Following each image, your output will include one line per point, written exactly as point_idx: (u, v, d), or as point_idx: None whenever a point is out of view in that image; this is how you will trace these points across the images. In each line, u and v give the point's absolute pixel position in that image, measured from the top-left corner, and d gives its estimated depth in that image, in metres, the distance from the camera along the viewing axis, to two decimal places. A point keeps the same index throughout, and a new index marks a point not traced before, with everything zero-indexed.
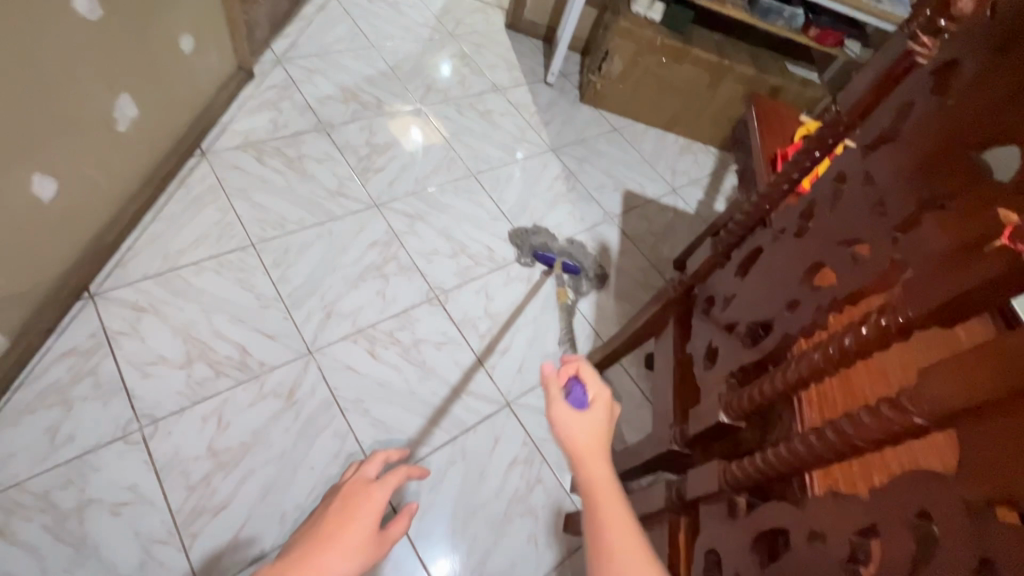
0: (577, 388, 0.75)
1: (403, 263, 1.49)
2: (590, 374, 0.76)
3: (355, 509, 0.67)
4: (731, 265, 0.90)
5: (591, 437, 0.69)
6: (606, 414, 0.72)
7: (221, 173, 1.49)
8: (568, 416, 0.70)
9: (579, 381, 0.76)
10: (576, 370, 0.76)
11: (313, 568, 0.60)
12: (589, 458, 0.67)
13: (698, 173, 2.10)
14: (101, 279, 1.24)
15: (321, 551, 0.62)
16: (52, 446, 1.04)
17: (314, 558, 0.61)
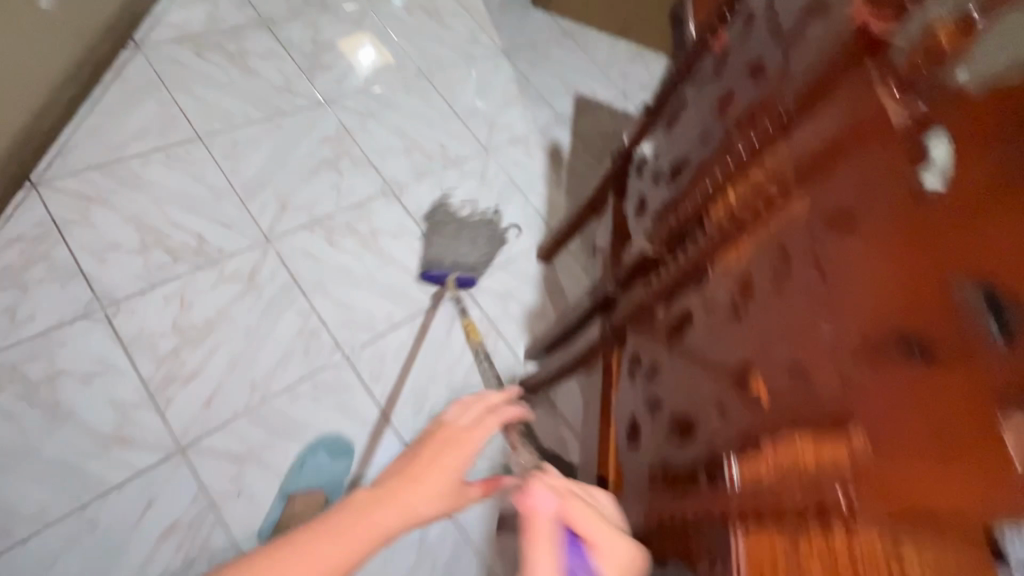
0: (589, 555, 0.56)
1: (356, 159, 1.50)
2: (584, 519, 0.57)
3: (446, 457, 0.62)
4: (662, 123, 0.97)
5: None
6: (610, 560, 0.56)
7: (159, 67, 1.44)
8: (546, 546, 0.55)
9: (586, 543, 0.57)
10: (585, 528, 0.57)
11: (399, 503, 0.56)
12: None
13: (647, 77, 2.14)
14: (42, 168, 1.22)
15: (405, 488, 0.57)
16: (14, 324, 1.06)
17: (399, 492, 0.56)
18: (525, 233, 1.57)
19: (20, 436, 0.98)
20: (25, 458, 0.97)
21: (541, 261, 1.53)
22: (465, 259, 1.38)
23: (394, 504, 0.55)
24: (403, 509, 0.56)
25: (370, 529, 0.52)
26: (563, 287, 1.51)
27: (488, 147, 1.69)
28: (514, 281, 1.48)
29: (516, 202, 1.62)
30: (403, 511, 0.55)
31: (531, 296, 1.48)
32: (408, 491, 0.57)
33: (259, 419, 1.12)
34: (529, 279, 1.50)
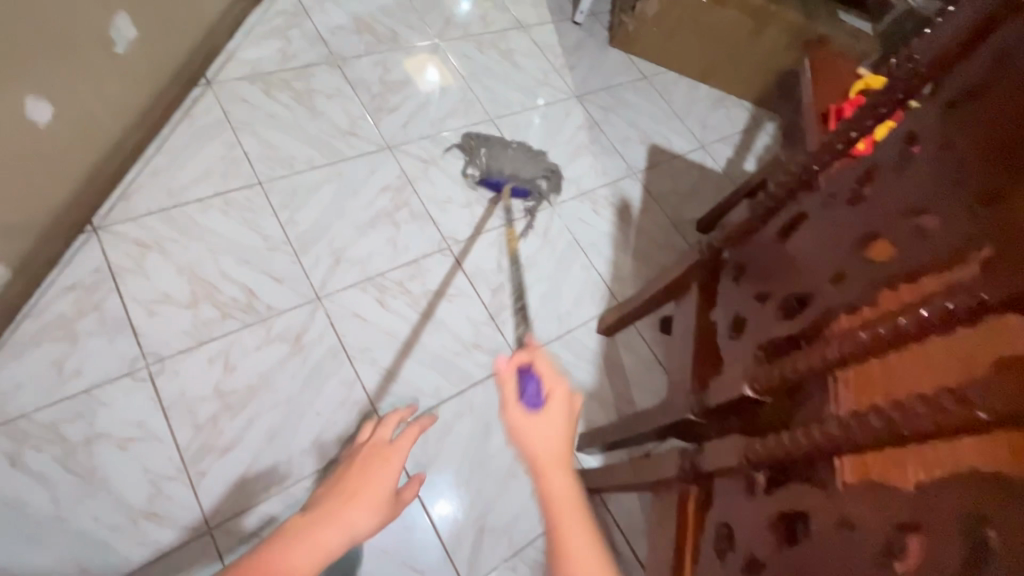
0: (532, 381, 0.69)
1: (415, 211, 1.43)
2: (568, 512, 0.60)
3: (371, 473, 0.65)
4: (771, 230, 0.83)
5: (555, 446, 0.64)
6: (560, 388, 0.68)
7: (227, 106, 1.41)
8: (565, 500, 0.61)
9: (535, 373, 0.70)
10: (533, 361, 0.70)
11: (343, 519, 0.61)
12: (551, 464, 0.63)
13: (728, 129, 1.99)
14: (102, 212, 1.19)
15: (349, 504, 0.62)
16: (60, 379, 1.03)
17: (341, 511, 0.61)
18: (586, 302, 1.45)
19: (53, 503, 0.95)
20: (55, 528, 0.94)
21: (602, 334, 1.41)
22: (524, 172, 1.54)
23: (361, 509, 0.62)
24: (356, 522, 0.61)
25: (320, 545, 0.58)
26: (625, 365, 1.39)
27: (553, 201, 1.59)
28: (571, 356, 1.36)
29: (578, 265, 1.51)
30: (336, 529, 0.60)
31: (589, 374, 1.35)
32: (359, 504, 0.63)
33: (292, 500, 1.05)
34: (587, 354, 1.38)
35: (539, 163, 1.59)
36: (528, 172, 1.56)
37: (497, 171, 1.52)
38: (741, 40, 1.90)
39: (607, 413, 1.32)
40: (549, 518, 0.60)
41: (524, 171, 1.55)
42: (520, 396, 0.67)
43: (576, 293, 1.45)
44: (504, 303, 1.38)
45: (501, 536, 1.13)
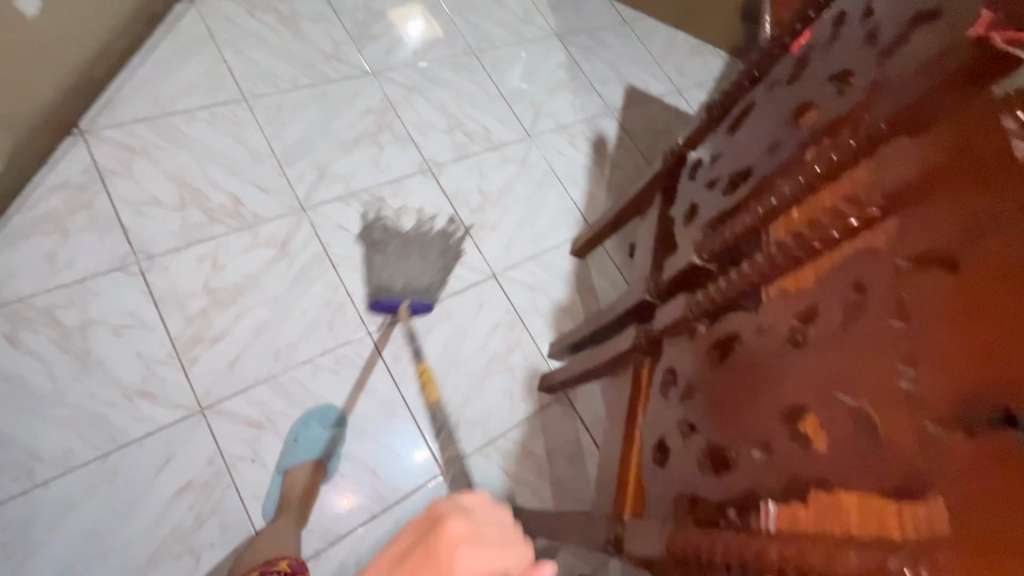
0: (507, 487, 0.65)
1: (397, 133, 1.47)
2: None
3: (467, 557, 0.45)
4: (724, 126, 0.91)
5: None
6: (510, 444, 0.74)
7: (211, 23, 1.43)
8: None
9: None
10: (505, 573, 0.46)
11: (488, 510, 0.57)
12: None
13: (703, 74, 2.06)
14: (89, 117, 1.22)
15: None
16: (53, 269, 1.07)
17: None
18: (560, 227, 1.52)
19: (51, 380, 1.00)
20: (54, 401, 1.00)
21: (575, 256, 1.49)
22: (420, 280, 1.26)
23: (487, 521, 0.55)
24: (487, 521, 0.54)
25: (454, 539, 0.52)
26: (595, 284, 1.47)
27: (531, 133, 1.64)
28: (544, 274, 1.44)
29: (554, 192, 1.57)
30: None
31: (561, 290, 1.44)
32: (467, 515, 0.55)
33: (279, 387, 1.12)
34: (560, 273, 1.46)
35: (433, 243, 1.34)
36: (426, 277, 1.28)
37: (387, 288, 1.23)
38: None
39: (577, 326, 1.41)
40: None
41: (422, 275, 1.28)
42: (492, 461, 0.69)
43: (551, 218, 1.52)
44: (482, 223, 1.45)
45: (476, 428, 1.22)
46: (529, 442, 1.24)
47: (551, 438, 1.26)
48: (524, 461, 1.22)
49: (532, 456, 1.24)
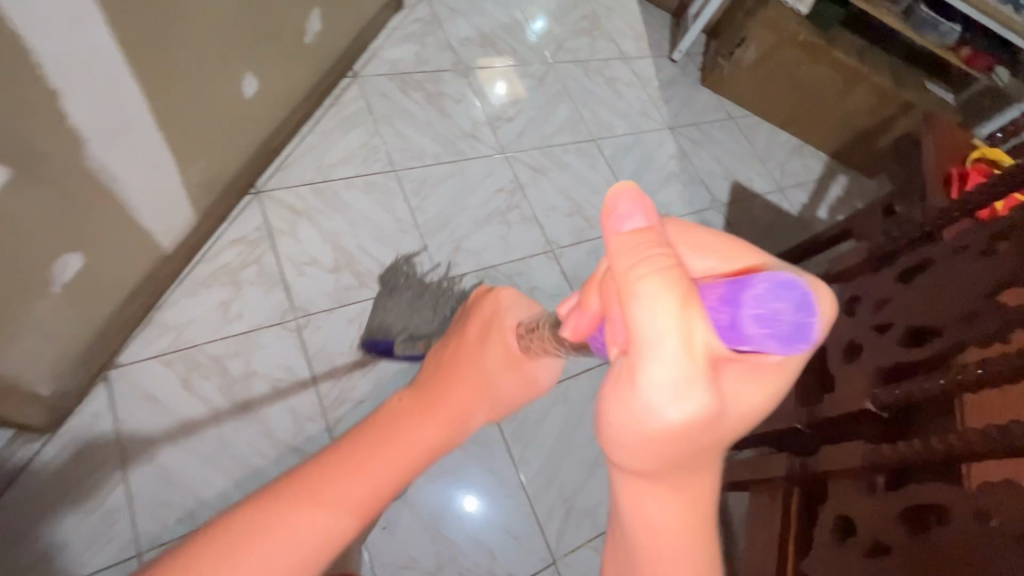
0: (761, 277, 0.39)
1: (525, 214, 1.56)
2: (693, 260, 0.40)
3: (492, 343, 0.76)
4: (889, 272, 0.94)
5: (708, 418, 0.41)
6: (832, 312, 0.39)
7: (370, 98, 1.57)
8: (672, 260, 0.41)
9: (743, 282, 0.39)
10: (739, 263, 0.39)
11: (490, 391, 0.70)
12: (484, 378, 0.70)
13: (805, 175, 2.12)
14: (265, 179, 1.34)
15: (491, 377, 0.71)
16: (224, 320, 1.16)
17: (490, 382, 0.70)
18: None
19: (216, 426, 1.08)
20: (218, 447, 1.06)
21: None
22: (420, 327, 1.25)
23: (443, 420, 0.59)
24: (410, 451, 0.53)
25: (398, 458, 0.52)
26: None
27: None
28: None
29: None
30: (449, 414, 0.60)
31: None
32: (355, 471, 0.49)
33: None
34: None
35: (449, 299, 1.30)
36: (430, 323, 1.25)
37: (385, 330, 1.23)
38: (828, 93, 2.02)
39: None
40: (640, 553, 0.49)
41: (422, 325, 1.26)
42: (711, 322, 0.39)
43: None
44: None
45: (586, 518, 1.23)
46: None
47: None
48: None
49: None
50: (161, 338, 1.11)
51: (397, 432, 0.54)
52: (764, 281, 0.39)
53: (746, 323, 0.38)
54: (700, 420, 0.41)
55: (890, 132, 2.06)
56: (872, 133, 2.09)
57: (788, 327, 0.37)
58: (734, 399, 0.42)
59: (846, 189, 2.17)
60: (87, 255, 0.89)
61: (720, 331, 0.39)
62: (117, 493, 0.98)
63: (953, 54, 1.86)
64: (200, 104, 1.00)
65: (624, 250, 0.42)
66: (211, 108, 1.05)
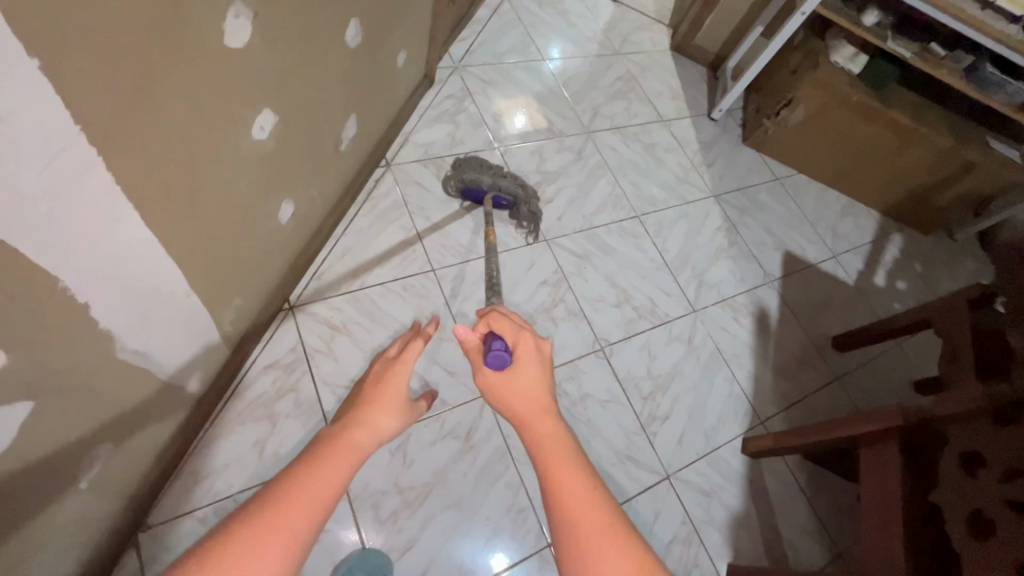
0: (501, 343, 0.73)
1: (571, 308, 1.46)
2: (495, 326, 0.76)
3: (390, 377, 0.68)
4: (1017, 433, 0.82)
5: (532, 399, 0.69)
6: (540, 353, 0.74)
7: (404, 189, 1.49)
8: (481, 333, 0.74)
9: (501, 339, 0.75)
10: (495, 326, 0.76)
11: (369, 425, 0.63)
12: (368, 412, 0.64)
13: (859, 237, 1.99)
14: (299, 292, 1.26)
15: (375, 409, 0.65)
16: (261, 461, 1.08)
17: (369, 416, 0.64)
18: (731, 417, 1.44)
19: None
20: None
21: (746, 455, 1.40)
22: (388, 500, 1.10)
23: (380, 417, 0.64)
24: (331, 475, 0.56)
25: (307, 501, 0.53)
26: (770, 492, 1.37)
27: (696, 306, 1.60)
28: (719, 476, 1.35)
29: (722, 376, 1.50)
30: (363, 426, 0.62)
31: (736, 495, 1.34)
32: (264, 541, 0.49)
33: None
34: (734, 476, 1.36)
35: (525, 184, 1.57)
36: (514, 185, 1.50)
37: (478, 181, 1.48)
38: (882, 153, 1.89)
39: (755, 544, 1.29)
40: (561, 526, 0.58)
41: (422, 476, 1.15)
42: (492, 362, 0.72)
43: (721, 408, 1.45)
44: (654, 413, 1.39)
45: None
46: None
47: None
48: None
49: None
50: (193, 489, 1.02)
51: (307, 480, 0.54)
52: (514, 333, 0.75)
53: (511, 360, 0.73)
54: (532, 408, 0.68)
55: (950, 190, 1.94)
56: (928, 191, 1.96)
57: (505, 363, 0.73)
58: (528, 389, 0.70)
59: (903, 250, 2.04)
60: (116, 439, 0.80)
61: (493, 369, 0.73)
62: None
63: (1020, 115, 1.70)
64: (235, 248, 0.92)
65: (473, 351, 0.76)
66: (247, 246, 0.96)
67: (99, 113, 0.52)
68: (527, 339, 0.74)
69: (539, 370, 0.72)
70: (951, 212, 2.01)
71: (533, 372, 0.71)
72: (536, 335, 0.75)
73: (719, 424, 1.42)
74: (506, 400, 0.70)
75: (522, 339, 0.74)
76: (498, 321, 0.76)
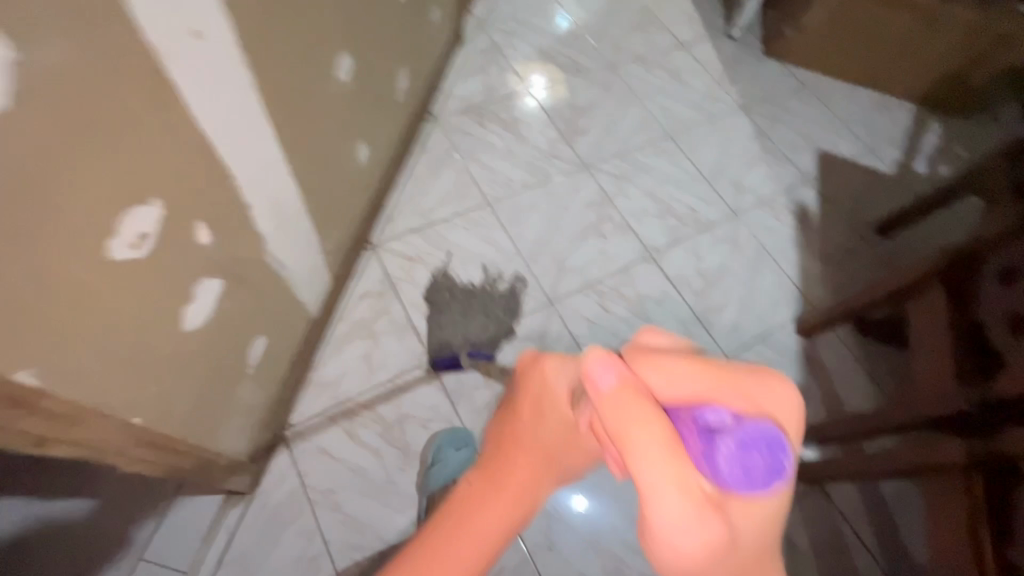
0: (727, 433, 0.42)
1: (617, 223, 1.58)
2: (677, 381, 0.45)
3: (540, 408, 0.54)
4: None
5: (754, 544, 0.42)
6: (783, 407, 0.46)
7: (452, 137, 1.64)
8: (663, 373, 0.45)
9: (711, 409, 0.44)
10: (710, 395, 0.44)
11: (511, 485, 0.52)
12: (511, 459, 0.53)
13: (894, 129, 2.01)
14: (377, 233, 1.43)
15: (512, 461, 0.53)
16: (370, 371, 1.26)
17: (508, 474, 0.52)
18: (782, 304, 1.53)
19: (384, 470, 1.18)
20: (390, 489, 1.16)
21: (799, 335, 1.49)
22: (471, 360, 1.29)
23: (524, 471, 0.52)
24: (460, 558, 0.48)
25: None
26: (828, 365, 1.46)
27: (736, 210, 1.68)
28: (775, 356, 1.45)
29: (769, 269, 1.59)
30: (513, 492, 0.52)
31: (795, 370, 1.44)
32: None
33: None
34: (790, 354, 1.46)
35: (496, 304, 1.39)
36: (486, 328, 1.35)
37: (448, 345, 1.31)
38: (909, 40, 1.90)
39: (817, 410, 1.39)
40: None
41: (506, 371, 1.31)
42: (713, 470, 0.41)
43: (771, 296, 1.54)
44: (707, 306, 1.50)
45: None
46: (795, 534, 1.24)
47: (814, 531, 1.24)
48: (790, 554, 1.22)
49: (798, 549, 1.23)
50: (320, 396, 1.22)
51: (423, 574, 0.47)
52: (708, 377, 0.45)
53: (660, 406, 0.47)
54: (750, 553, 0.42)
55: (985, 67, 1.92)
56: (963, 72, 1.95)
57: (745, 471, 0.41)
58: (751, 524, 0.41)
59: (942, 137, 2.04)
60: (267, 338, 1.00)
61: (710, 480, 0.41)
62: (315, 540, 1.10)
63: None
64: (331, 183, 1.10)
65: (622, 403, 0.43)
66: (338, 183, 1.14)
67: (251, 38, 0.68)
68: (753, 380, 0.46)
69: (756, 524, 0.41)
70: (989, 91, 2.00)
71: (760, 507, 0.42)
72: (773, 377, 0.47)
73: (771, 311, 1.52)
74: (714, 560, 0.40)
75: (752, 399, 0.45)
76: (681, 363, 0.46)
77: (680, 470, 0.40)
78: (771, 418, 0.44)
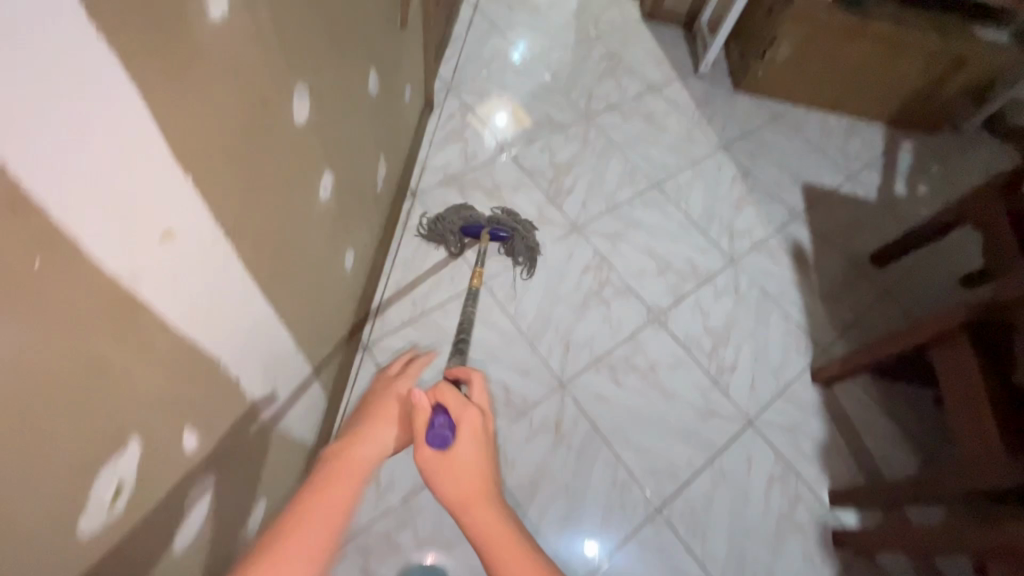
0: (439, 417, 0.69)
1: (618, 286, 1.52)
2: (449, 396, 0.73)
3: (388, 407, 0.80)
4: None
5: (471, 485, 0.64)
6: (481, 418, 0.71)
7: (435, 212, 1.56)
8: (441, 393, 0.74)
9: (445, 410, 0.71)
10: (439, 396, 0.73)
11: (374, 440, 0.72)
12: (372, 429, 0.74)
13: (869, 153, 2.03)
14: (369, 331, 1.34)
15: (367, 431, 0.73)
16: (380, 493, 1.15)
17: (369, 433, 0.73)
18: (794, 353, 1.49)
19: None
20: None
21: (817, 385, 1.45)
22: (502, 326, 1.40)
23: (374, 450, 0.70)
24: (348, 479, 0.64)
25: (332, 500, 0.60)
26: (850, 414, 1.42)
27: (733, 257, 1.65)
28: (798, 411, 1.40)
29: (775, 316, 1.55)
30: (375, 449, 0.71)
31: (818, 423, 1.39)
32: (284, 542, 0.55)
33: None
34: (812, 407, 1.41)
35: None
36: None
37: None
38: (874, 67, 1.92)
39: (848, 466, 1.34)
40: None
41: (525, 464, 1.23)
42: (431, 442, 0.67)
43: (782, 346, 1.50)
44: (721, 366, 1.44)
45: None
46: None
47: None
48: None
49: None
50: None
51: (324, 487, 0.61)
52: (463, 423, 0.70)
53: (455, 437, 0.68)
54: (472, 485, 0.64)
55: (949, 85, 1.96)
56: (928, 91, 1.99)
57: (437, 440, 0.67)
58: (469, 475, 0.65)
59: (915, 155, 2.06)
60: (267, 499, 0.87)
61: (430, 450, 0.67)
62: None
63: None
64: (320, 303, 0.99)
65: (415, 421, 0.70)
66: (327, 299, 1.03)
67: (228, 204, 0.59)
68: (478, 412, 0.72)
69: (475, 457, 0.67)
70: (953, 107, 2.04)
71: (473, 448, 0.68)
72: (478, 412, 0.72)
73: (786, 362, 1.47)
74: (442, 487, 0.64)
75: (462, 414, 0.71)
76: (450, 393, 0.74)
77: (437, 467, 0.65)
78: (478, 444, 0.68)
